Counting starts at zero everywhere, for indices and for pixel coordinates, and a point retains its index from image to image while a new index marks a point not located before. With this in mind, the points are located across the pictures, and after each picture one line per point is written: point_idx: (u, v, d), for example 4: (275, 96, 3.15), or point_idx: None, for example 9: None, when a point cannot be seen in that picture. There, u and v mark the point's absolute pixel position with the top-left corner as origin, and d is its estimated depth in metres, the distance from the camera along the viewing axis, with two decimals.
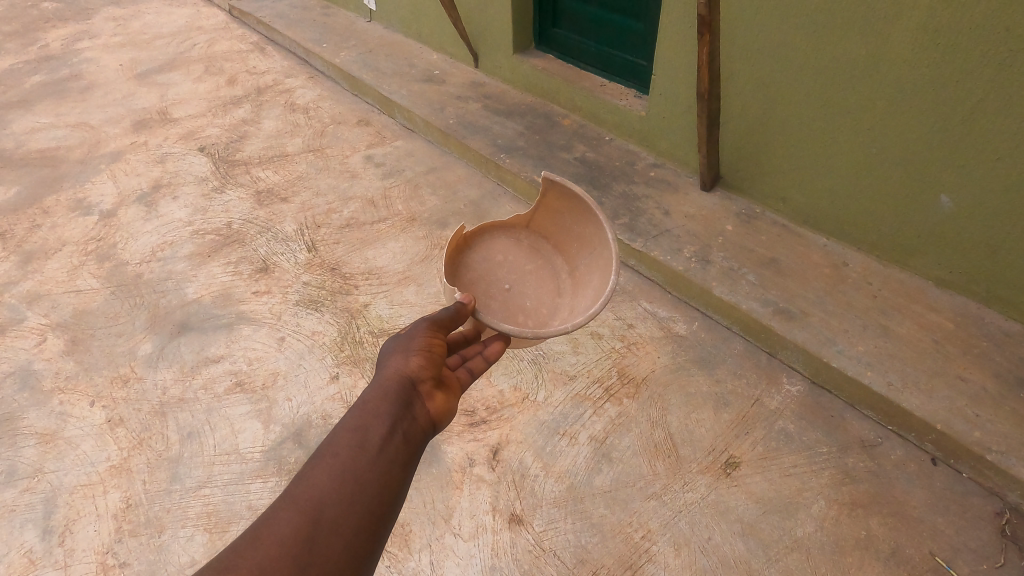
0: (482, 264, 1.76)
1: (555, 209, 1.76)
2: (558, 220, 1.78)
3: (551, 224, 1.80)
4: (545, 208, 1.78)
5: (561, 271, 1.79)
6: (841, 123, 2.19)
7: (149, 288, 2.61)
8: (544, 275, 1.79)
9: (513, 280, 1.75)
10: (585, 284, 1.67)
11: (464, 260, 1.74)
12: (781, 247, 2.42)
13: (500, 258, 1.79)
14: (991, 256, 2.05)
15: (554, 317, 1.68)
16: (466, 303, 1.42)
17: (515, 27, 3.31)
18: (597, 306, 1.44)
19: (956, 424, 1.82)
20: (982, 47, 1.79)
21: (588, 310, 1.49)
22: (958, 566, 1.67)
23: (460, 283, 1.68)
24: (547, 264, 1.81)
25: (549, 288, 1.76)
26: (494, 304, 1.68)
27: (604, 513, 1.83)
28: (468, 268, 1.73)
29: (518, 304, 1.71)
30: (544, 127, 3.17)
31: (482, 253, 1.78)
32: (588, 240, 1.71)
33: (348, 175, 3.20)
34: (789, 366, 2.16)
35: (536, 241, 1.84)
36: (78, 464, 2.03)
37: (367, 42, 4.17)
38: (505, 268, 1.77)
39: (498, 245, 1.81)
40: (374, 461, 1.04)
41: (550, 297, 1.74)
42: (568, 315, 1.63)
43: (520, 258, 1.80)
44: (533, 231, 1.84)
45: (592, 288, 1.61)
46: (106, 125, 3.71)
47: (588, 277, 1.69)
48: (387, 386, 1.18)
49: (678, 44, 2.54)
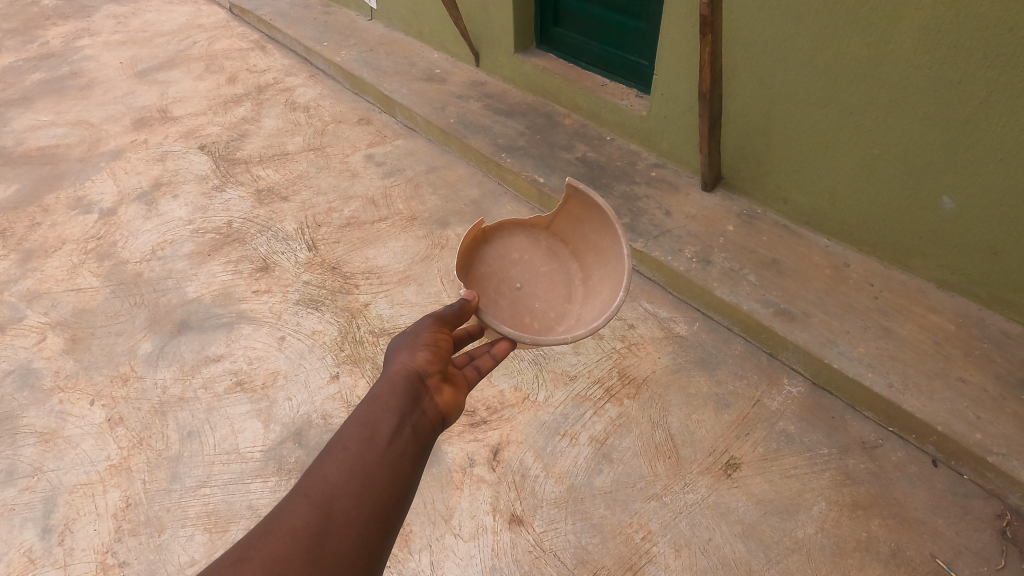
0: (496, 261, 1.75)
1: (578, 216, 1.76)
2: (580, 227, 1.77)
3: (572, 230, 1.79)
4: (568, 213, 1.77)
5: (574, 277, 1.78)
6: (844, 124, 2.19)
7: (149, 287, 2.61)
8: (557, 280, 1.77)
9: (525, 280, 1.75)
10: (597, 295, 1.66)
11: (479, 255, 1.73)
12: (782, 248, 2.42)
13: (516, 257, 1.78)
14: (992, 258, 2.04)
15: (561, 322, 1.66)
16: (470, 300, 1.42)
17: (516, 26, 3.31)
18: (599, 322, 1.49)
19: (957, 426, 1.82)
20: (987, 49, 1.78)
21: (594, 325, 1.49)
22: (959, 568, 1.67)
23: (473, 277, 1.68)
24: (561, 268, 1.79)
25: (560, 293, 1.75)
26: (503, 302, 1.68)
27: (604, 513, 1.83)
28: (482, 263, 1.73)
29: (527, 304, 1.70)
30: (545, 127, 3.17)
31: (499, 250, 1.77)
32: (607, 253, 1.71)
33: (348, 174, 3.20)
34: (789, 366, 2.16)
35: (554, 243, 1.82)
36: (78, 463, 2.03)
37: (368, 40, 4.16)
38: (518, 267, 1.76)
39: (516, 243, 1.80)
40: (383, 453, 1.04)
41: (560, 302, 1.73)
42: (575, 323, 1.62)
43: (536, 259, 1.79)
44: (552, 233, 1.83)
45: (603, 301, 1.60)
46: (106, 123, 3.70)
47: (601, 288, 1.67)
48: (394, 381, 1.19)
49: (679, 44, 2.53)
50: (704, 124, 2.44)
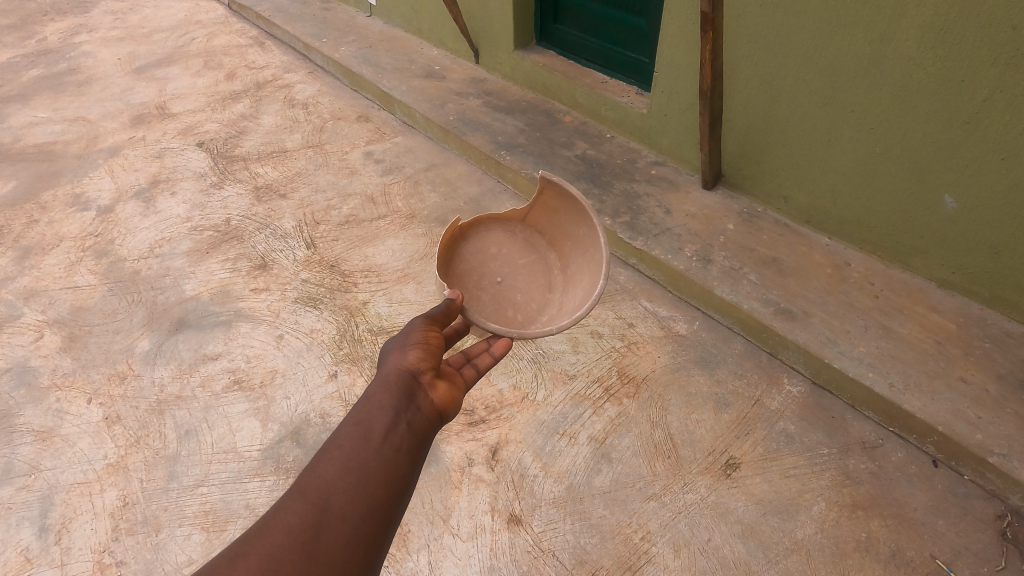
0: (475, 257, 1.74)
1: (553, 207, 1.75)
2: (554, 218, 1.76)
3: (547, 221, 1.78)
4: (542, 205, 1.76)
5: (553, 266, 1.78)
6: (844, 122, 2.17)
7: (147, 285, 2.60)
8: (537, 270, 1.77)
9: (504, 274, 1.74)
10: (577, 284, 1.66)
11: (457, 251, 1.72)
12: (783, 247, 2.40)
13: (493, 251, 1.76)
14: (994, 257, 2.03)
15: (543, 312, 1.67)
16: (456, 299, 1.41)
17: (516, 23, 3.30)
18: (583, 310, 1.49)
19: (958, 426, 1.81)
20: (990, 46, 1.77)
21: (576, 314, 1.51)
22: (959, 568, 1.66)
23: (452, 275, 1.67)
24: (539, 259, 1.78)
25: (540, 283, 1.75)
26: (484, 297, 1.67)
27: (603, 513, 1.82)
28: (461, 260, 1.71)
29: (509, 298, 1.70)
30: (545, 124, 3.15)
31: (476, 245, 1.75)
32: (583, 241, 1.70)
33: (347, 171, 3.18)
34: (790, 366, 2.15)
35: (531, 235, 1.81)
36: (75, 462, 2.02)
37: (367, 37, 4.14)
38: (497, 261, 1.75)
39: (493, 238, 1.78)
40: (378, 450, 1.04)
41: (540, 292, 1.73)
42: (557, 313, 1.63)
43: (513, 252, 1.78)
44: (528, 225, 1.82)
45: (583, 289, 1.61)
46: (105, 119, 3.68)
47: (580, 276, 1.68)
48: (388, 379, 1.17)
49: (680, 42, 2.52)
50: (704, 122, 2.42)
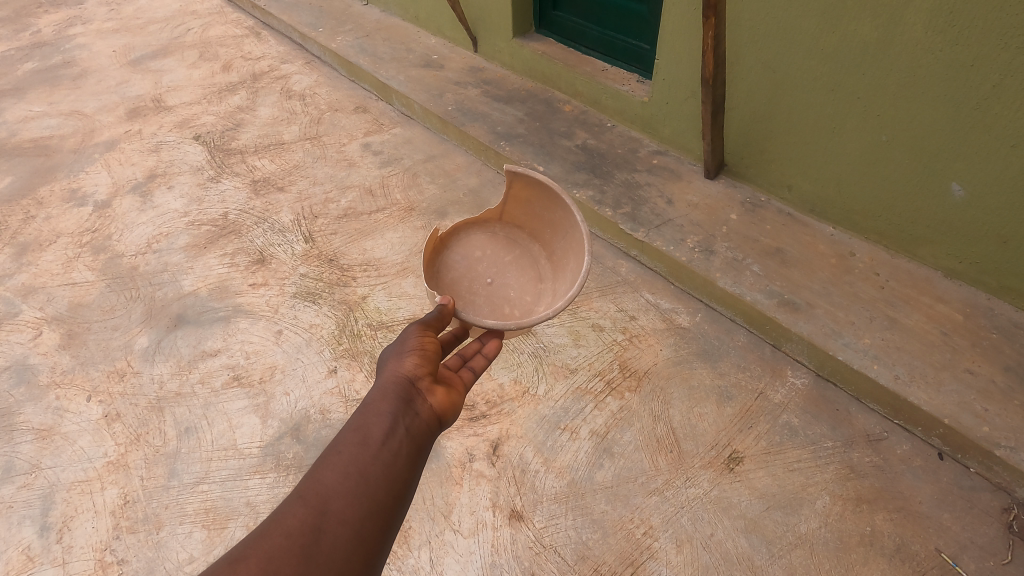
0: (462, 263, 1.72)
1: (525, 198, 1.72)
2: (530, 209, 1.73)
3: (524, 213, 1.76)
4: (515, 199, 1.73)
5: (539, 257, 1.75)
6: (847, 109, 2.13)
7: (145, 281, 2.58)
8: (525, 264, 1.75)
9: (493, 273, 1.72)
10: (565, 268, 1.64)
11: (443, 261, 1.69)
12: (787, 238, 2.37)
13: (479, 254, 1.74)
14: (1002, 245, 1.99)
15: (538, 304, 1.66)
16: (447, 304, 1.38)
17: (516, 10, 3.24)
18: (574, 290, 1.45)
19: (965, 419, 1.79)
20: (1001, 28, 1.72)
21: (568, 294, 1.48)
22: (964, 562, 1.64)
23: (442, 284, 1.65)
24: (524, 253, 1.76)
25: (531, 275, 1.73)
26: (479, 299, 1.66)
27: (605, 509, 1.81)
28: (448, 269, 1.69)
29: (502, 295, 1.69)
30: (545, 114, 3.11)
31: (460, 252, 1.73)
32: (561, 224, 1.67)
33: (345, 163, 3.15)
34: (793, 358, 2.13)
35: (511, 231, 1.79)
36: (76, 459, 2.01)
37: (364, 26, 4.08)
38: (483, 263, 1.73)
39: (475, 241, 1.76)
40: (376, 455, 1.02)
41: (532, 285, 1.72)
42: (552, 300, 1.61)
43: (498, 251, 1.76)
44: (507, 222, 1.79)
45: (571, 272, 1.59)
46: (100, 113, 3.65)
47: (567, 260, 1.65)
48: (387, 386, 1.15)
49: (682, 28, 2.47)
50: (705, 111, 2.38)
